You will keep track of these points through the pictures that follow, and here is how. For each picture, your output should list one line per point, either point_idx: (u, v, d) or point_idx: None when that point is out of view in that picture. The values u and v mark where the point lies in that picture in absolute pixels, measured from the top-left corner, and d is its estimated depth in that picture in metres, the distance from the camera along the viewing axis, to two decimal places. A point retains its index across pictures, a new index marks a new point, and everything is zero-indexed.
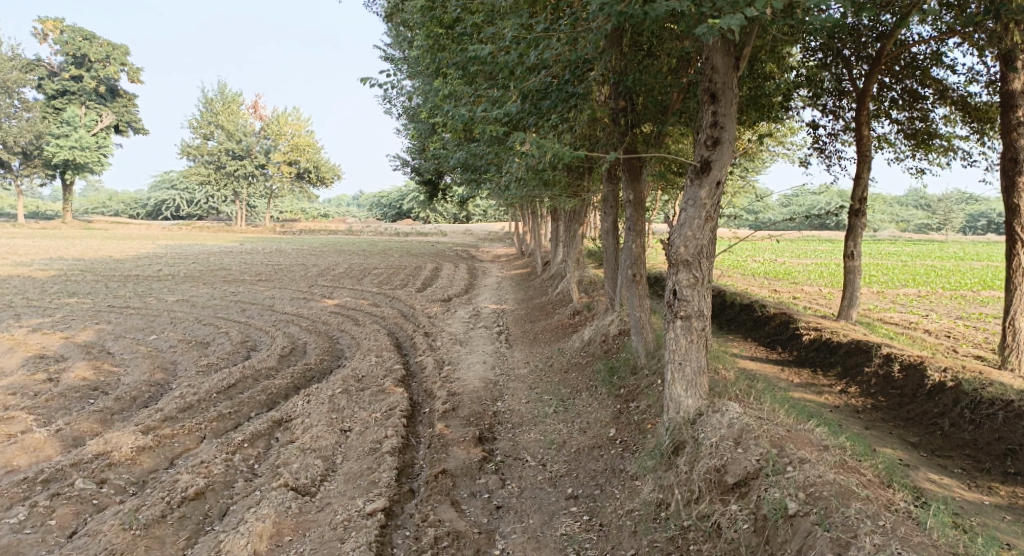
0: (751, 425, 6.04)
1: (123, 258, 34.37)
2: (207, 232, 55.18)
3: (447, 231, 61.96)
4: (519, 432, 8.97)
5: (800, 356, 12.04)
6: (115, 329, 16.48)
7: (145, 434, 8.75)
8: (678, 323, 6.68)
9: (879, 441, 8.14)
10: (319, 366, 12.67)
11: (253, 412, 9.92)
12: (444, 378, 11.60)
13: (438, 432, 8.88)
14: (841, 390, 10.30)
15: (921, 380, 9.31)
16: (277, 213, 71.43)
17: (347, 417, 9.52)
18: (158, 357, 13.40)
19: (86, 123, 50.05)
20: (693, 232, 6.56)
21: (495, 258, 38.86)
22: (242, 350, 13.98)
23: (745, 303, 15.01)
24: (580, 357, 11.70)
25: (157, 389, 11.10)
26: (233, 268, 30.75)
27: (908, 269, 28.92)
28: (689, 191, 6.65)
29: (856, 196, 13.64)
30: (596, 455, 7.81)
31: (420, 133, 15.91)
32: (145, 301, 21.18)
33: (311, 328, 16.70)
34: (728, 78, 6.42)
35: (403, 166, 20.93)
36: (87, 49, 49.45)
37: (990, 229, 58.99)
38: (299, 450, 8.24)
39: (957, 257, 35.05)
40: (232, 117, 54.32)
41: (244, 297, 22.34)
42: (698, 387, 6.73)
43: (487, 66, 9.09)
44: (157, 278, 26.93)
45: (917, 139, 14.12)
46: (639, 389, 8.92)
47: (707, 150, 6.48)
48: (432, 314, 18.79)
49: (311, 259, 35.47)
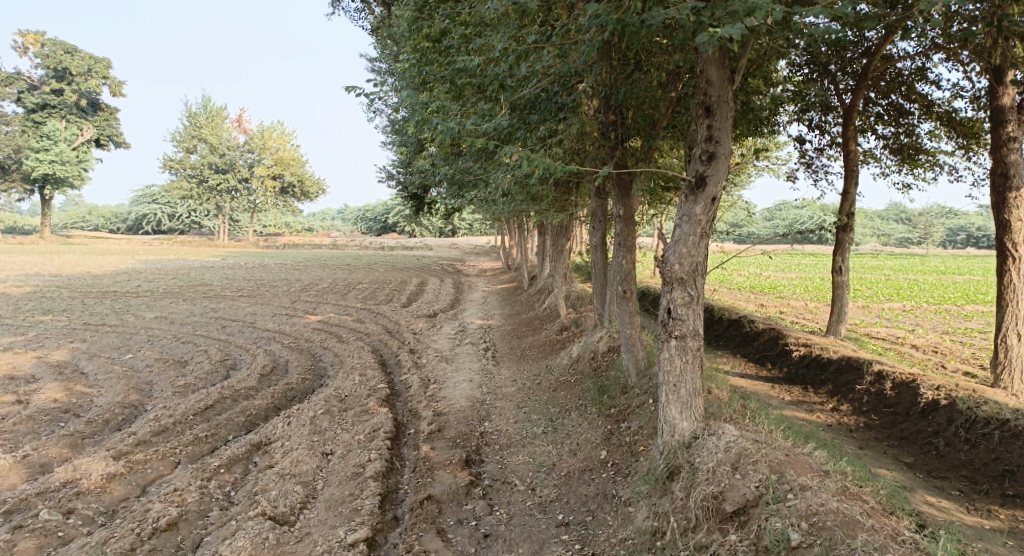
0: (748, 449, 5.86)
1: (102, 273, 33.75)
2: (189, 246, 54.47)
3: (433, 245, 61.74)
4: (507, 454, 8.71)
5: (789, 373, 11.89)
6: (90, 347, 16.02)
7: (116, 460, 8.38)
8: (672, 343, 6.49)
9: (875, 462, 7.99)
10: (300, 386, 12.32)
11: (231, 435, 9.58)
12: (429, 397, 11.30)
13: (423, 454, 8.60)
14: (833, 408, 10.16)
15: (914, 398, 9.17)
16: (261, 227, 70.81)
17: (329, 440, 9.20)
18: (134, 377, 12.98)
19: (67, 136, 49.33)
20: (688, 249, 6.40)
21: (481, 272, 38.65)
22: (221, 369, 13.60)
23: (733, 318, 14.88)
24: (569, 375, 11.47)
25: (132, 411, 10.72)
26: (214, 283, 30.26)
27: (891, 283, 29.07)
28: (683, 207, 6.49)
29: (844, 211, 13.59)
30: (586, 479, 7.57)
31: (406, 147, 15.72)
32: (123, 318, 20.69)
33: (293, 346, 16.34)
34: (723, 91, 6.30)
35: (388, 180, 20.70)
36: (69, 62, 48.88)
37: (969, 243, 59.83)
38: (278, 476, 7.92)
39: (938, 271, 35.37)
40: (216, 130, 53.89)
41: (225, 314, 21.90)
42: (693, 409, 6.53)
43: (475, 80, 8.92)
44: (135, 294, 26.39)
45: (903, 153, 14.14)
46: (630, 409, 8.70)
47: (702, 165, 6.33)
48: (418, 330, 18.50)
49: (294, 273, 35.03)
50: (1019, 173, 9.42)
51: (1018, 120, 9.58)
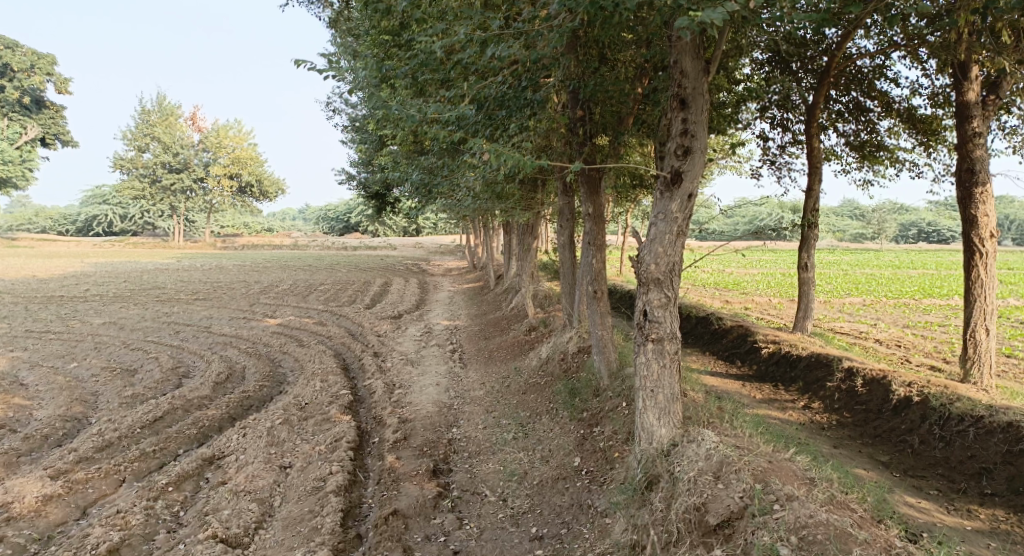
0: (730, 457, 5.64)
1: (48, 277, 32.25)
2: (142, 248, 52.67)
3: (397, 244, 60.84)
4: (476, 462, 8.35)
5: (760, 371, 11.78)
6: (31, 356, 15.09)
7: (53, 480, 7.76)
8: (649, 346, 6.23)
9: (851, 462, 7.86)
10: (258, 394, 11.73)
11: (181, 449, 9.00)
12: (394, 403, 10.86)
13: (388, 465, 8.18)
14: (804, 406, 10.05)
15: (886, 395, 9.10)
16: (218, 228, 68.94)
17: (288, 452, 8.71)
18: (78, 387, 12.21)
19: (9, 136, 46.93)
20: (665, 248, 6.15)
21: (446, 272, 38.13)
22: (173, 377, 12.90)
23: (701, 316, 14.76)
24: (539, 377, 11.17)
25: (74, 425, 10.02)
26: (168, 287, 29.13)
27: (850, 278, 29.54)
28: (659, 204, 6.23)
29: (809, 208, 13.56)
30: (560, 488, 7.26)
31: (367, 144, 15.20)
32: (69, 324, 19.66)
33: (251, 351, 15.66)
34: (698, 82, 6.03)
35: (348, 180, 20.11)
36: (10, 58, 46.59)
37: (920, 237, 61.50)
38: (230, 494, 7.42)
39: (894, 265, 36.05)
40: (169, 128, 52.18)
41: (179, 318, 21.00)
42: (671, 415, 6.27)
43: (438, 72, 8.51)
44: (83, 299, 25.20)
45: (864, 150, 14.18)
46: (602, 413, 8.42)
47: (677, 160, 6.07)
48: (382, 332, 17.98)
49: (252, 275, 34.01)
50: (985, 168, 9.42)
51: (983, 116, 9.60)
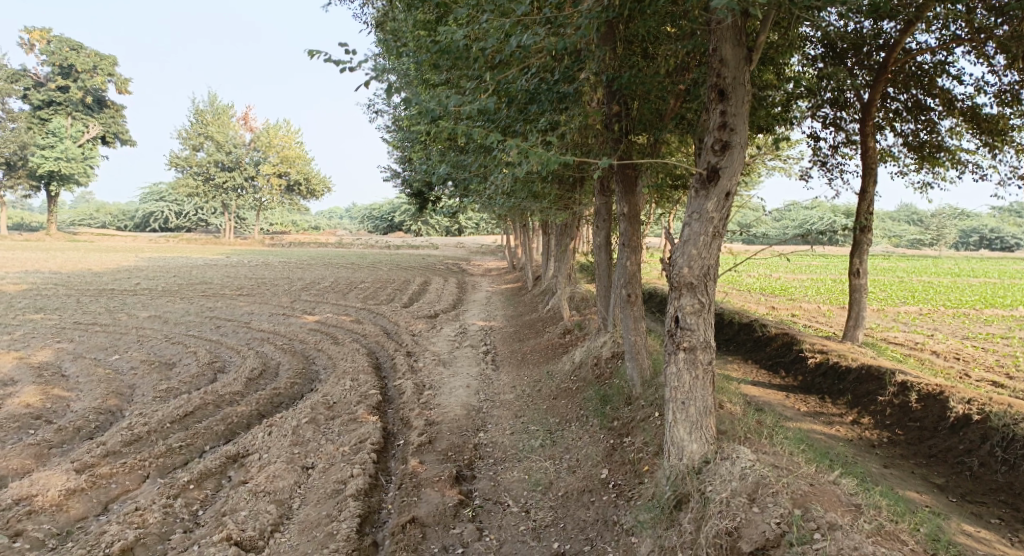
0: (767, 477, 5.24)
1: (101, 270, 33.30)
2: (193, 244, 54.20)
3: (438, 244, 61.03)
4: (501, 470, 8.07)
5: (805, 382, 11.18)
6: (76, 348, 15.45)
7: (79, 474, 7.81)
8: (681, 355, 5.83)
9: (901, 483, 7.32)
10: (288, 391, 11.69)
11: (207, 445, 8.98)
12: (422, 405, 10.65)
13: (410, 469, 7.96)
14: (852, 421, 9.46)
15: (942, 412, 8.48)
16: (267, 226, 70.42)
17: (311, 452, 8.58)
18: (116, 379, 12.40)
19: (73, 134, 48.92)
20: (699, 251, 5.75)
21: (486, 272, 37.93)
22: (208, 372, 13.00)
23: (744, 322, 14.17)
24: (570, 382, 10.83)
25: (106, 418, 10.12)
26: (214, 282, 29.71)
27: (906, 285, 28.21)
28: (694, 203, 5.83)
29: (861, 211, 12.86)
30: (585, 501, 6.92)
31: (405, 142, 15.05)
32: (116, 317, 20.15)
33: (286, 348, 15.71)
34: (738, 72, 5.61)
35: (393, 177, 20.06)
36: (75, 59, 48.35)
37: (982, 244, 58.50)
38: (249, 494, 7.33)
39: (953, 272, 34.34)
40: (221, 128, 53.45)
41: (221, 313, 21.32)
42: (703, 430, 5.86)
43: (468, 66, 8.24)
44: (132, 293, 25.85)
45: (923, 151, 13.37)
46: (634, 423, 8.03)
47: (714, 156, 5.66)
48: (417, 332, 17.86)
49: (295, 272, 34.43)
50: None
51: None
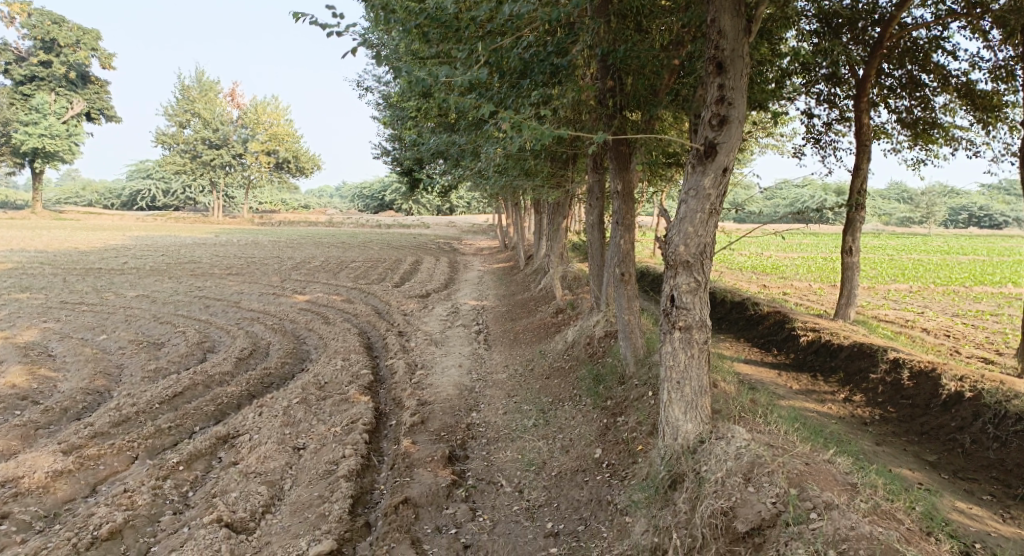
0: (762, 457, 5.22)
1: (88, 249, 32.91)
2: (182, 223, 53.64)
3: (429, 223, 60.67)
4: (494, 450, 8.03)
5: (797, 360, 11.19)
6: (63, 328, 15.26)
7: (66, 456, 7.70)
8: (676, 335, 5.77)
9: (893, 460, 7.34)
10: (279, 371, 11.60)
11: (197, 426, 8.89)
12: (414, 385, 10.58)
13: (403, 449, 7.91)
14: (844, 399, 9.48)
15: (934, 390, 8.50)
16: (256, 205, 69.79)
17: (302, 432, 8.51)
18: (103, 360, 12.25)
19: (56, 110, 48.03)
20: (695, 228, 5.65)
21: (478, 251, 37.76)
22: (197, 352, 12.87)
23: (737, 300, 14.15)
24: (563, 361, 10.79)
25: (94, 399, 10.00)
26: (204, 261, 29.43)
27: (896, 263, 28.32)
28: (690, 179, 5.72)
29: (855, 189, 12.79)
30: (579, 481, 6.90)
31: (396, 118, 14.79)
32: (104, 296, 19.91)
33: (277, 327, 15.58)
34: (737, 44, 5.47)
35: (383, 155, 19.79)
36: (57, 33, 47.29)
37: (971, 222, 58.75)
38: (239, 475, 7.26)
39: (942, 251, 34.49)
40: (208, 105, 52.63)
41: (211, 293, 21.13)
42: (699, 409, 5.81)
43: (459, 38, 8.02)
44: (120, 272, 25.56)
45: (917, 128, 13.28)
46: (627, 402, 8.00)
47: (712, 131, 5.54)
48: (408, 311, 17.75)
49: (285, 251, 34.16)
50: None
51: None
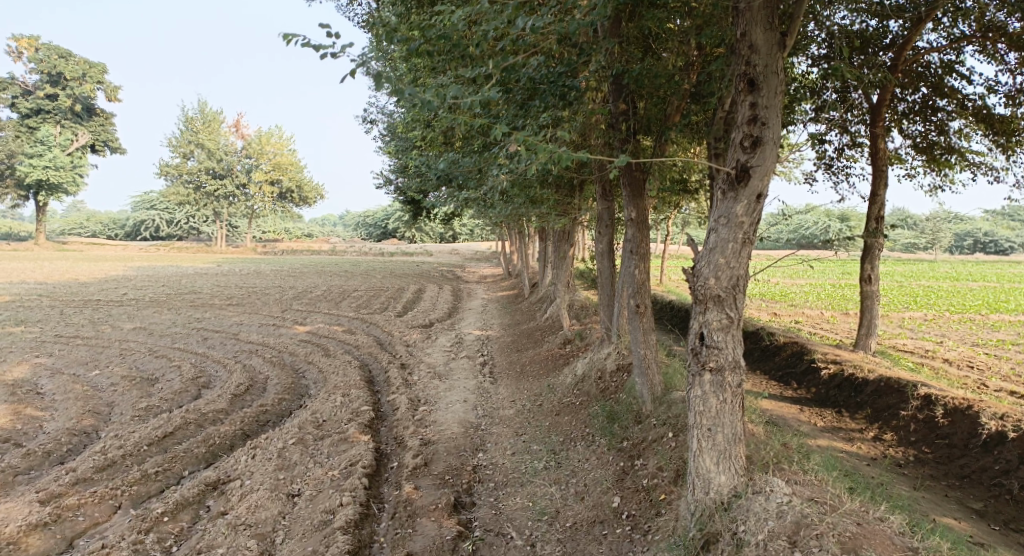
0: (809, 518, 4.90)
1: (87, 280, 32.55)
2: (184, 252, 53.40)
3: (433, 251, 60.28)
4: (502, 496, 7.47)
5: (819, 395, 10.62)
6: (55, 363, 14.75)
7: (43, 506, 7.19)
8: (706, 377, 5.33)
9: (936, 508, 6.83)
10: (275, 408, 11.07)
11: (186, 470, 8.38)
12: (417, 422, 10.04)
13: (405, 496, 7.37)
14: (874, 438, 8.96)
15: (974, 429, 8.04)
16: (259, 233, 69.67)
17: (298, 477, 7.97)
18: (93, 397, 11.73)
19: (61, 142, 48.12)
20: (727, 259, 5.24)
21: (481, 280, 37.26)
22: (192, 387, 12.35)
23: (751, 330, 13.59)
24: (573, 397, 10.27)
25: (80, 441, 9.48)
26: (204, 292, 29.01)
27: (907, 290, 27.73)
28: (720, 206, 5.31)
29: (873, 214, 12.39)
30: (597, 534, 6.39)
31: (401, 145, 14.46)
32: (99, 329, 19.43)
33: (275, 360, 15.08)
34: (770, 59, 5.12)
35: (385, 184, 19.50)
36: (63, 66, 47.57)
37: (976, 248, 58.26)
38: (228, 528, 6.77)
39: (953, 277, 33.97)
40: (213, 135, 52.75)
41: (209, 325, 20.63)
42: (732, 460, 5.37)
43: (463, 56, 7.66)
44: (118, 303, 25.12)
45: (931, 153, 12.88)
46: (645, 444, 7.46)
47: (744, 153, 5.15)
48: (411, 342, 17.24)
49: (287, 281, 33.76)
50: None
51: None
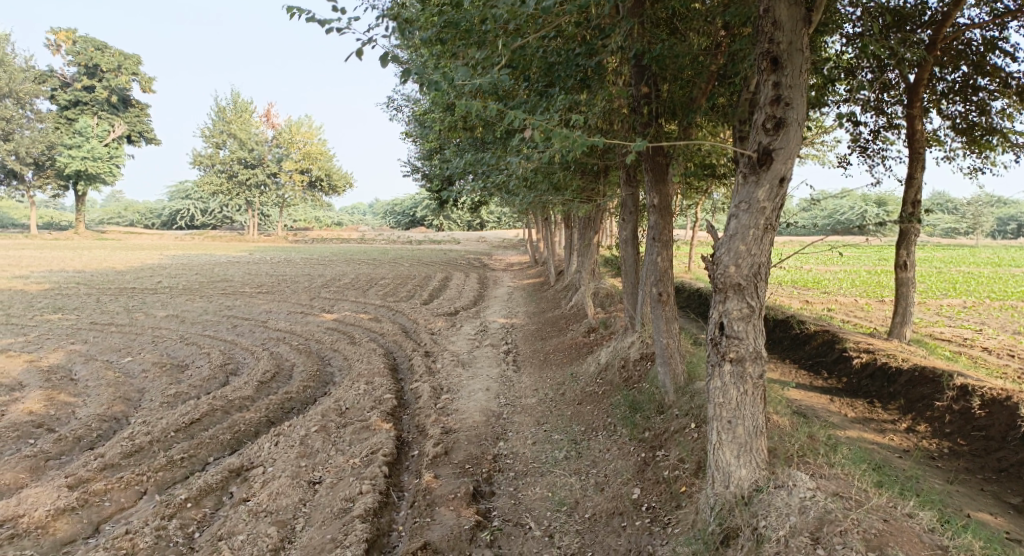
0: (833, 514, 4.75)
1: (124, 269, 33.30)
2: (217, 241, 54.31)
3: (461, 239, 60.40)
4: (522, 486, 7.42)
5: (850, 385, 10.34)
6: (89, 350, 15.10)
7: (72, 491, 7.36)
8: (726, 367, 5.18)
9: (971, 503, 6.59)
10: (300, 396, 11.16)
11: (211, 457, 8.50)
12: (440, 410, 10.04)
13: (424, 485, 7.36)
14: (907, 429, 8.68)
15: (1012, 421, 7.73)
16: (290, 222, 70.56)
17: (319, 465, 8.02)
18: (124, 384, 11.96)
19: (98, 133, 49.14)
20: (748, 246, 5.06)
21: (509, 267, 37.19)
22: (220, 374, 12.52)
23: (780, 318, 13.29)
24: (596, 386, 10.15)
25: (111, 426, 9.69)
26: (235, 279, 29.46)
27: (946, 276, 26.91)
28: (742, 191, 5.13)
29: (908, 199, 11.98)
30: (616, 526, 6.31)
31: (424, 132, 14.39)
32: (133, 317, 19.83)
33: (301, 348, 15.22)
34: (795, 36, 4.91)
35: (411, 172, 19.48)
36: (100, 58, 48.49)
37: (1020, 233, 56.31)
38: (249, 515, 6.85)
39: (995, 263, 32.88)
40: (244, 125, 53.41)
41: (239, 312, 20.93)
42: (753, 454, 5.22)
43: (481, 40, 7.51)
44: (152, 292, 25.64)
45: (971, 134, 12.38)
46: (667, 435, 7.33)
47: (766, 135, 4.96)
48: (436, 330, 17.27)
49: (316, 269, 34.10)
50: None
51: None
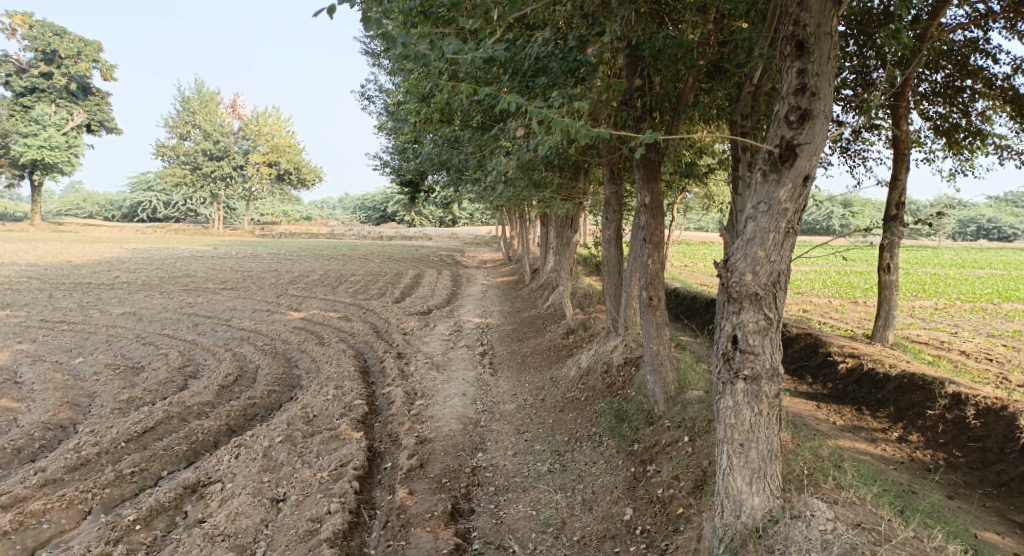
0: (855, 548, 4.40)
1: (80, 262, 31.89)
2: (181, 235, 52.70)
3: (432, 235, 59.47)
4: (504, 503, 6.93)
5: (836, 390, 10.07)
6: (37, 350, 14.16)
7: (6, 512, 6.70)
8: (738, 386, 4.79)
9: (976, 521, 6.32)
10: (264, 401, 10.47)
11: (166, 470, 7.85)
12: (413, 418, 9.48)
13: (398, 502, 6.82)
14: (898, 439, 8.42)
15: (1010, 431, 7.51)
16: (256, 216, 68.94)
17: (283, 480, 7.42)
18: (73, 387, 11.13)
19: (56, 122, 47.04)
20: (767, 252, 4.67)
21: (482, 264, 36.58)
22: (178, 377, 11.75)
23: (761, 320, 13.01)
24: (577, 392, 9.71)
25: (55, 436, 8.94)
26: (198, 275, 28.33)
27: (914, 277, 27.09)
28: (761, 189, 4.73)
29: (893, 201, 11.83)
30: (609, 551, 5.88)
31: (398, 123, 13.74)
32: (87, 314, 18.79)
33: (266, 349, 14.49)
34: (823, 19, 4.49)
35: (383, 165, 18.82)
36: (58, 44, 46.36)
37: (980, 234, 57.64)
38: (204, 539, 6.28)
39: (959, 264, 33.42)
40: (209, 116, 51.72)
41: (201, 310, 20.00)
42: (767, 481, 4.84)
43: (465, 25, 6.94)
44: (109, 287, 24.46)
45: (951, 136, 12.25)
46: (659, 448, 6.92)
47: (790, 128, 4.57)
48: (408, 330, 16.65)
49: (284, 264, 33.06)
50: None
51: None
